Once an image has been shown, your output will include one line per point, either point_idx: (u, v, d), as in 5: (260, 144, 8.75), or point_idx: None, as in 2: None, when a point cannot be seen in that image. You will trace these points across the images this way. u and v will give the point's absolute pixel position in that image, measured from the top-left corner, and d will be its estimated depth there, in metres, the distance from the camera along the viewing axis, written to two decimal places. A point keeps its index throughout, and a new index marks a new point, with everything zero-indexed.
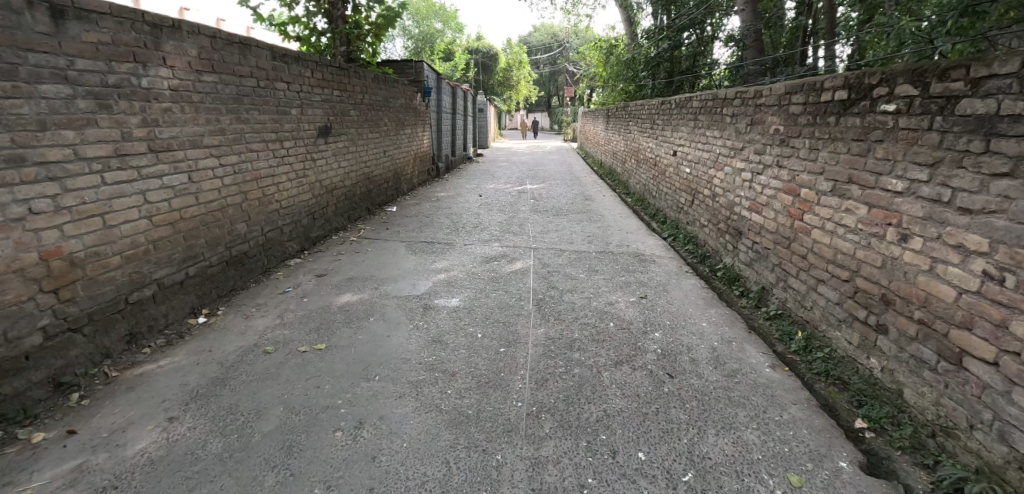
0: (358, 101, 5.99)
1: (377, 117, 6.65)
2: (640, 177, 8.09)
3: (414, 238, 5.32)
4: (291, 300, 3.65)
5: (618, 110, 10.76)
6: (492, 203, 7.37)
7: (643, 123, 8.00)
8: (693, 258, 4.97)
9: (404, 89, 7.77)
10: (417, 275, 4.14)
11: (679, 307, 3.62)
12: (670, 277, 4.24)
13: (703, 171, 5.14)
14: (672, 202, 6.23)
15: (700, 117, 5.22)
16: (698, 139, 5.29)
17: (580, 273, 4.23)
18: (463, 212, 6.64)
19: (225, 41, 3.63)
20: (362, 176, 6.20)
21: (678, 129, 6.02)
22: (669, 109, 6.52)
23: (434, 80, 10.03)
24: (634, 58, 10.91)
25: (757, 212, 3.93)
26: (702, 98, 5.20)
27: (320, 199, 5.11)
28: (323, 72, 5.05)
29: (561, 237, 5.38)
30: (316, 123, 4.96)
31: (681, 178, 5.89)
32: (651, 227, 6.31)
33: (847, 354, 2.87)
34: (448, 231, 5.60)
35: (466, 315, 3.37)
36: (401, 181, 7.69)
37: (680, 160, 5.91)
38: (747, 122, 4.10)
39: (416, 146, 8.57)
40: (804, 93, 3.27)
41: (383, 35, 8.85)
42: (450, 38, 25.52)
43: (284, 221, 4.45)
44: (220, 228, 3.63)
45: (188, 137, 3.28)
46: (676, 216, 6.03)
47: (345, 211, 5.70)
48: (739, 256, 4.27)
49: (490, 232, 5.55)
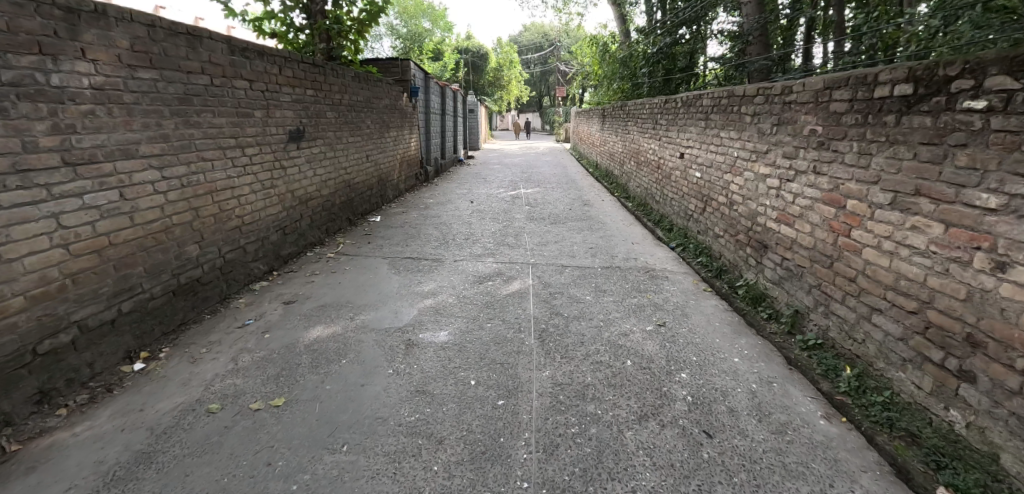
0: (335, 101, 5.43)
1: (358, 119, 6.09)
2: (641, 180, 7.60)
3: (399, 253, 4.77)
4: (249, 336, 3.10)
5: (615, 111, 10.29)
6: (485, 210, 6.83)
7: (643, 123, 7.52)
8: (708, 272, 4.48)
9: (388, 89, 7.21)
10: (400, 300, 3.59)
11: (704, 337, 3.12)
12: (688, 298, 3.74)
13: (716, 175, 4.65)
14: (679, 208, 5.75)
15: (713, 116, 4.72)
16: (710, 140, 4.79)
17: (586, 294, 3.71)
18: (453, 221, 6.09)
19: (168, 31, 3.08)
20: (342, 183, 5.63)
21: (685, 129, 5.53)
22: (674, 108, 6.02)
23: (421, 79, 9.48)
24: (630, 56, 10.45)
25: (787, 225, 3.45)
26: (714, 96, 4.72)
27: (292, 212, 4.54)
28: (293, 68, 4.49)
29: (562, 249, 4.86)
30: (286, 126, 4.39)
31: (690, 183, 5.38)
32: (658, 235, 5.80)
33: (916, 402, 2.38)
34: (437, 244, 5.04)
35: (456, 354, 2.84)
36: (386, 188, 7.12)
37: (688, 163, 5.43)
38: (772, 121, 3.61)
39: (402, 150, 8.00)
40: (852, 88, 2.78)
41: (367, 31, 8.28)
42: (439, 38, 24.93)
43: (247, 239, 3.88)
44: (165, 252, 3.08)
45: (118, 145, 2.73)
46: (684, 224, 5.55)
47: (323, 224, 5.14)
48: (764, 273, 3.78)
49: (483, 245, 5.01)
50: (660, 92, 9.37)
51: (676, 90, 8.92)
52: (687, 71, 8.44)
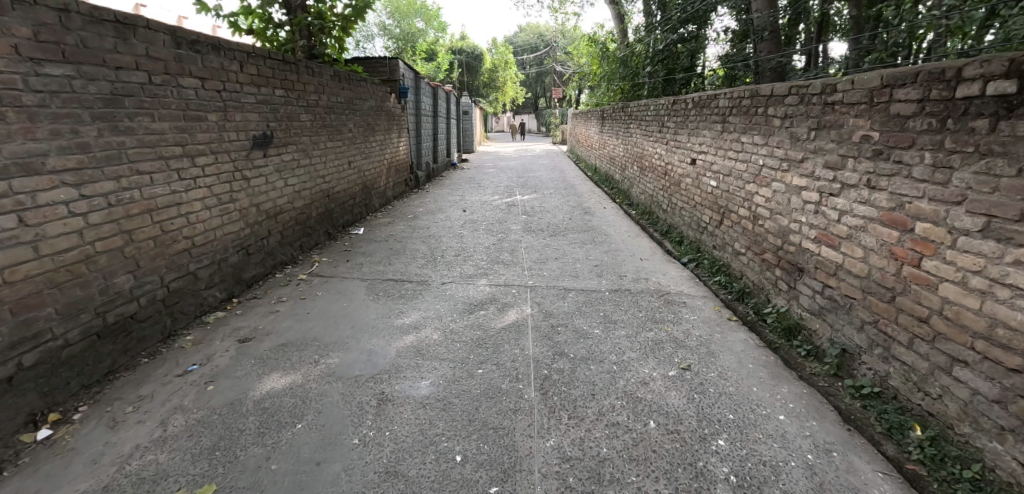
0: (311, 103, 4.87)
1: (338, 122, 5.53)
2: (645, 187, 7.08)
3: (380, 273, 4.21)
4: (188, 389, 2.55)
5: (616, 113, 9.78)
6: (479, 220, 6.29)
7: (648, 125, 6.99)
8: (728, 295, 3.96)
9: (373, 89, 6.66)
10: (376, 337, 3.04)
11: (738, 385, 2.59)
12: (711, 330, 3.22)
13: (736, 184, 4.13)
14: (690, 219, 5.23)
15: (731, 118, 4.20)
16: (728, 145, 4.27)
17: (594, 326, 3.18)
18: (443, 234, 5.54)
19: (87, 18, 2.53)
20: (319, 194, 5.07)
21: (696, 133, 5.02)
22: (683, 109, 5.50)
23: (411, 79, 8.93)
24: (630, 54, 9.95)
25: (830, 247, 2.94)
26: (733, 96, 4.20)
27: (257, 228, 3.98)
28: (257, 65, 3.94)
29: (564, 268, 4.32)
30: (249, 130, 3.84)
31: (703, 193, 4.86)
32: (667, 249, 5.28)
33: (1021, 484, 1.88)
34: (423, 262, 4.50)
35: (438, 415, 2.29)
36: (370, 195, 6.55)
37: (701, 170, 4.90)
38: (809, 125, 3.10)
39: (390, 154, 7.44)
40: (923, 87, 2.28)
41: (352, 28, 7.72)
42: (432, 38, 24.36)
43: (198, 264, 3.32)
44: (85, 287, 2.53)
45: (14, 158, 2.18)
46: (696, 236, 5.03)
47: (295, 239, 4.58)
48: (799, 300, 3.26)
49: (475, 263, 4.47)
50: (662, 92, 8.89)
51: (680, 91, 8.43)
52: (691, 70, 7.96)
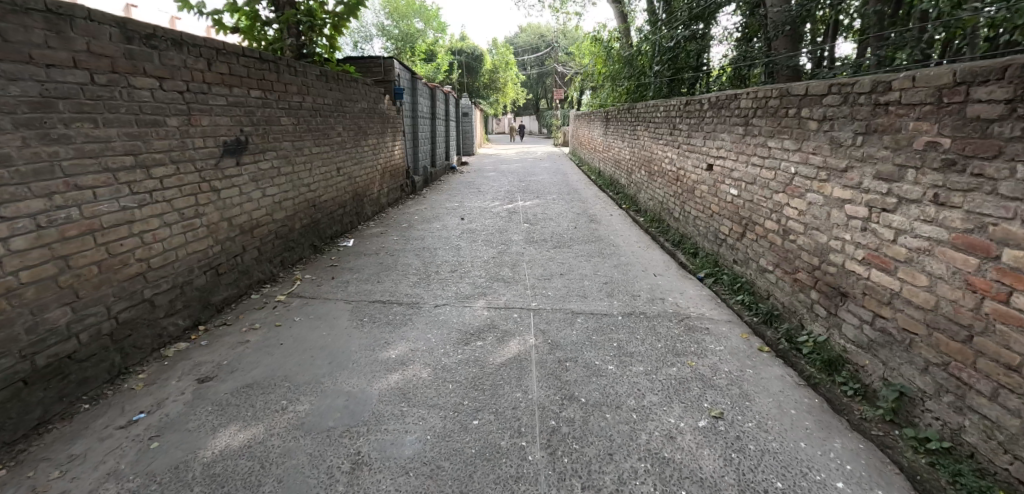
0: (295, 105, 4.47)
1: (326, 125, 5.12)
2: (654, 193, 6.65)
3: (367, 293, 3.79)
4: (129, 447, 2.15)
5: (621, 114, 9.36)
6: (478, 229, 5.87)
7: (657, 127, 6.57)
8: (756, 318, 3.53)
9: (366, 90, 6.25)
10: (356, 375, 2.63)
11: (782, 439, 2.18)
12: (742, 364, 2.80)
13: (763, 194, 3.70)
14: (706, 229, 4.82)
15: (756, 120, 3.78)
16: (752, 150, 3.85)
17: (608, 360, 2.77)
18: (439, 246, 5.13)
19: (9, 6, 2.14)
20: (304, 204, 4.65)
21: (714, 137, 4.59)
22: (697, 109, 5.09)
23: (408, 80, 8.54)
24: (634, 54, 9.55)
25: (884, 272, 2.52)
26: (757, 95, 3.78)
27: (229, 245, 3.58)
28: (228, 63, 3.54)
29: (570, 286, 3.90)
30: (219, 136, 3.44)
31: (722, 202, 4.44)
32: (682, 263, 4.85)
33: None
34: (416, 280, 4.08)
35: (425, 485, 1.88)
36: (362, 203, 6.14)
37: (720, 177, 4.48)
38: (856, 129, 2.69)
39: (384, 158, 7.02)
40: (1014, 84, 1.87)
41: (344, 26, 7.31)
42: (432, 38, 23.97)
43: (155, 289, 2.93)
44: (5, 325, 2.14)
45: None
46: (714, 248, 4.62)
47: (275, 254, 4.17)
48: (844, 330, 2.84)
49: (473, 280, 4.06)
50: (669, 93, 8.47)
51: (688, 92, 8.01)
52: (699, 69, 7.54)
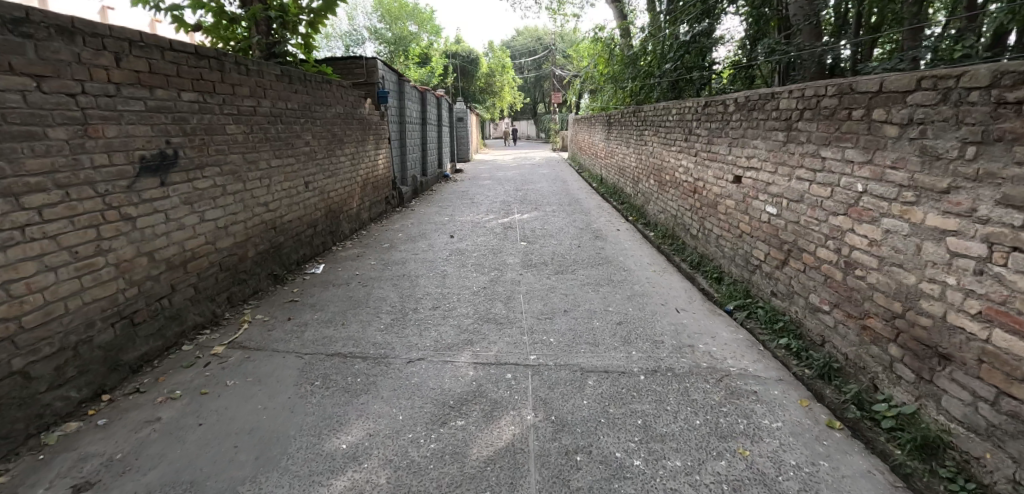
0: (249, 110, 3.74)
1: (292, 133, 4.39)
2: (666, 205, 5.93)
3: (327, 339, 3.06)
4: None
5: (626, 117, 8.61)
6: (468, 250, 5.12)
7: (668, 132, 5.85)
8: (808, 371, 2.82)
9: (342, 92, 5.53)
10: (287, 482, 1.90)
11: None
12: (812, 454, 2.08)
13: (815, 215, 3.00)
14: (733, 251, 4.10)
15: (804, 124, 3.08)
16: (798, 160, 3.15)
17: (632, 450, 2.05)
18: (422, 272, 4.40)
19: None
20: (261, 226, 3.91)
21: (743, 143, 3.88)
22: (717, 111, 4.38)
23: (394, 82, 7.83)
24: (637, 54, 8.81)
25: (1020, 335, 1.81)
26: (804, 93, 3.07)
27: (150, 286, 2.85)
28: (146, 58, 2.82)
29: (576, 328, 3.18)
30: (133, 150, 2.72)
31: (755, 221, 3.73)
32: (706, 291, 4.13)
33: None
34: (390, 320, 3.34)
35: None
36: (338, 220, 5.41)
37: (752, 192, 3.76)
38: (969, 137, 1.98)
39: (365, 169, 6.29)
40: None
41: (321, 22, 6.56)
42: (427, 42, 23.28)
43: (30, 355, 2.19)
44: None
45: None
46: (745, 275, 3.90)
47: (221, 291, 3.45)
48: (948, 403, 2.12)
49: (458, 319, 3.33)
50: (675, 96, 7.77)
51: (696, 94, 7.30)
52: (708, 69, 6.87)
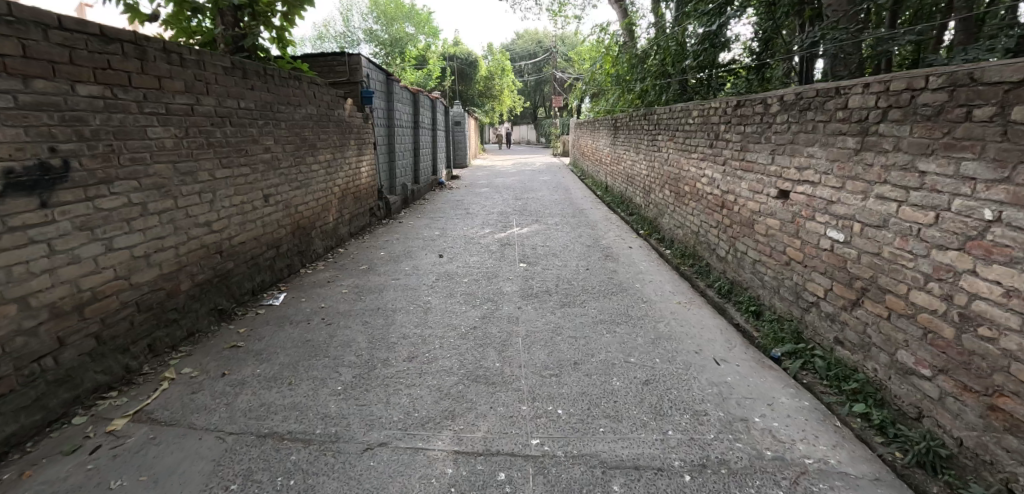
0: (182, 108, 3.00)
1: (247, 138, 3.65)
2: (684, 220, 5.20)
3: (264, 409, 2.32)
4: None
5: (636, 121, 7.87)
6: (458, 273, 4.38)
7: (687, 137, 5.11)
8: (903, 456, 2.10)
9: (317, 90, 4.81)
10: None
11: None
12: None
13: (911, 246, 2.27)
14: (778, 282, 3.37)
15: (891, 127, 2.36)
16: (882, 173, 2.42)
17: None
18: (401, 302, 3.65)
19: None
20: (200, 252, 3.18)
21: (792, 151, 3.15)
22: (752, 112, 3.66)
23: (381, 82, 7.11)
24: (647, 52, 7.95)
25: None
26: (890, 87, 2.36)
27: (22, 343, 2.12)
28: (18, 37, 2.07)
29: (593, 392, 2.44)
30: None
31: (811, 246, 3.00)
32: (745, 330, 3.41)
33: None
34: (351, 377, 2.60)
35: None
36: (309, 238, 4.66)
37: (806, 211, 3.04)
38: None
39: (346, 178, 5.57)
40: None
41: (297, 14, 5.83)
42: (426, 44, 22.67)
43: None
44: None
45: None
46: (795, 312, 3.18)
47: (138, 337, 2.72)
48: None
49: (438, 375, 2.59)
50: (684, 99, 7.06)
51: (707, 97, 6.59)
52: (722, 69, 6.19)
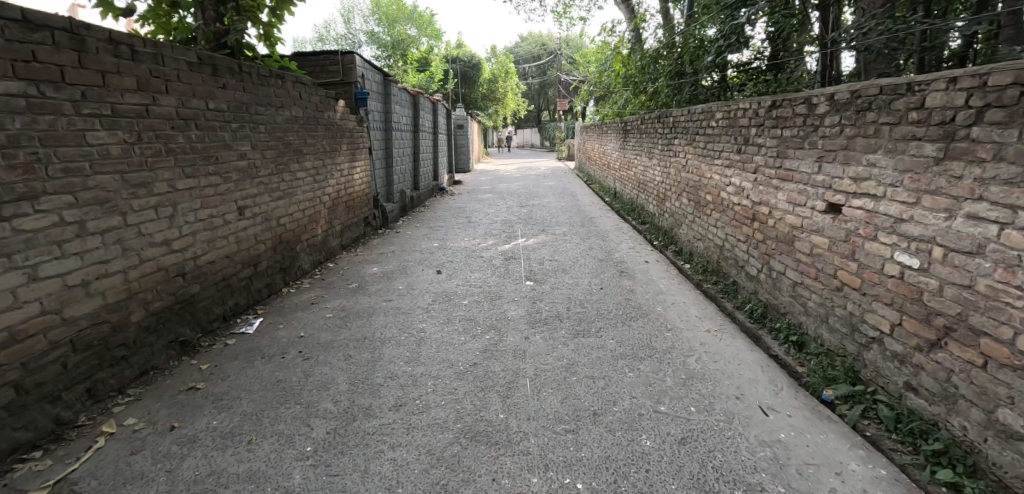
0: (134, 109, 2.58)
1: (219, 143, 3.22)
2: (706, 232, 4.74)
3: (212, 480, 1.88)
4: None
5: (648, 124, 7.43)
6: (457, 292, 3.94)
7: (709, 141, 4.66)
8: None
9: (303, 90, 4.39)
10: None
11: None
12: None
13: (1019, 279, 1.80)
14: (826, 310, 2.91)
15: (988, 131, 1.89)
16: (975, 188, 1.96)
17: None
18: (392, 329, 3.20)
19: None
20: (156, 274, 2.75)
21: (846, 159, 2.69)
22: (793, 113, 3.19)
23: (378, 83, 6.71)
24: (660, 52, 7.45)
25: None
26: (987, 80, 1.90)
27: None
28: None
29: (620, 458, 1.97)
30: None
31: (871, 271, 2.54)
32: (788, 365, 2.94)
33: None
34: (324, 433, 2.14)
35: None
36: (294, 253, 4.22)
37: (864, 230, 2.58)
38: None
39: (338, 185, 5.14)
40: None
41: (287, 10, 5.39)
42: (428, 46, 22.33)
43: None
44: None
45: None
46: (850, 347, 2.71)
47: (72, 382, 2.28)
48: None
49: (430, 431, 2.14)
50: (697, 102, 6.64)
51: (722, 98, 6.17)
52: (738, 68, 5.77)
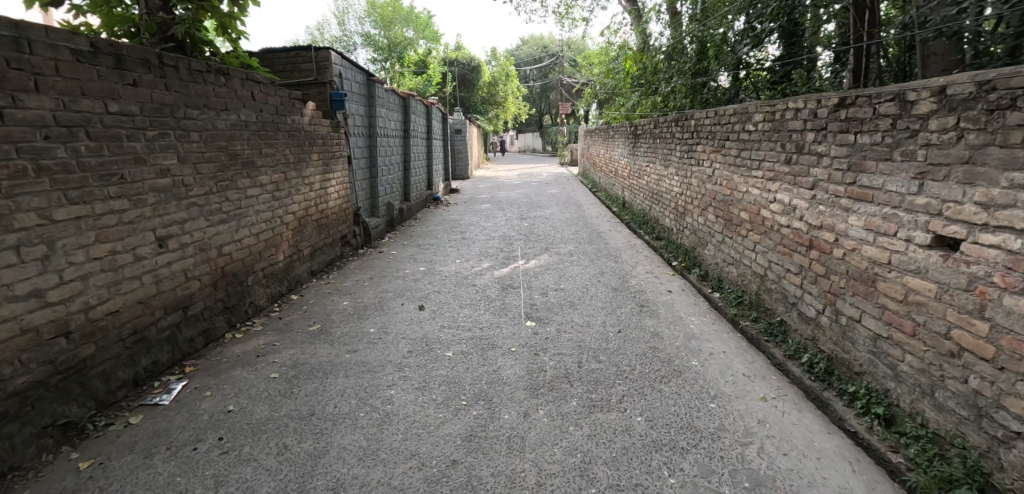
0: None
1: (125, 157, 2.47)
2: (740, 256, 3.98)
3: None
4: None
5: (663, 128, 6.69)
6: (441, 337, 3.18)
7: (745, 148, 3.90)
8: None
9: (258, 90, 3.65)
10: None
11: None
12: None
13: None
14: (932, 379, 2.14)
15: None
16: None
17: None
18: (349, 398, 2.44)
19: None
20: (18, 338, 2.00)
21: (970, 176, 1.93)
22: (875, 113, 2.43)
23: (361, 84, 5.99)
24: (671, 49, 6.72)
25: None
26: None
27: None
28: None
29: None
30: None
31: (1019, 339, 1.77)
32: (877, 454, 2.16)
33: None
34: None
35: None
36: (244, 287, 3.48)
37: (1003, 277, 1.82)
38: None
39: (307, 201, 4.41)
40: None
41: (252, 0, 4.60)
42: (426, 49, 21.65)
43: None
44: None
45: None
46: (974, 436, 1.95)
47: None
48: None
49: None
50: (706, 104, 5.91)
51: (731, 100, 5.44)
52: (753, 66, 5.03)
